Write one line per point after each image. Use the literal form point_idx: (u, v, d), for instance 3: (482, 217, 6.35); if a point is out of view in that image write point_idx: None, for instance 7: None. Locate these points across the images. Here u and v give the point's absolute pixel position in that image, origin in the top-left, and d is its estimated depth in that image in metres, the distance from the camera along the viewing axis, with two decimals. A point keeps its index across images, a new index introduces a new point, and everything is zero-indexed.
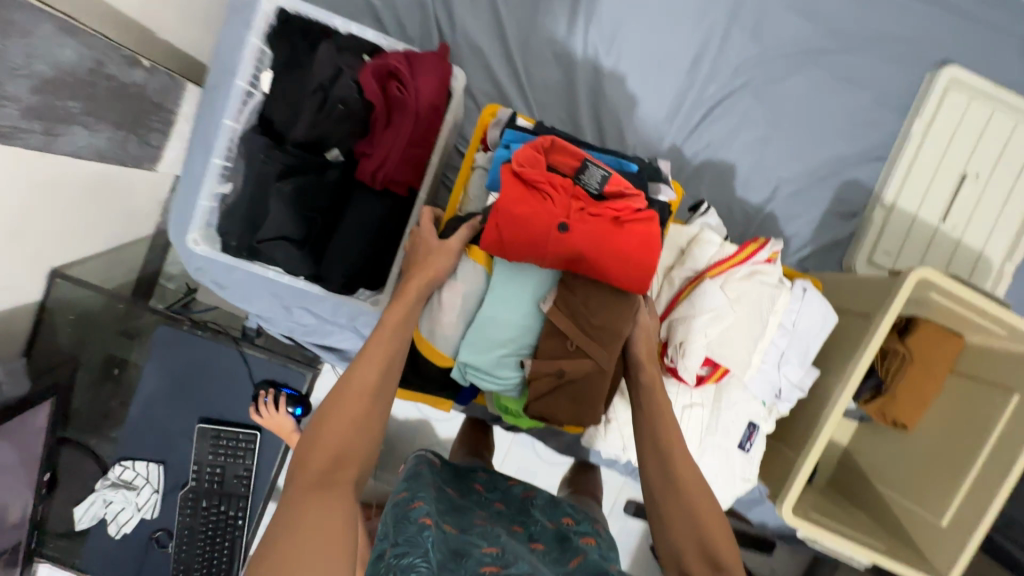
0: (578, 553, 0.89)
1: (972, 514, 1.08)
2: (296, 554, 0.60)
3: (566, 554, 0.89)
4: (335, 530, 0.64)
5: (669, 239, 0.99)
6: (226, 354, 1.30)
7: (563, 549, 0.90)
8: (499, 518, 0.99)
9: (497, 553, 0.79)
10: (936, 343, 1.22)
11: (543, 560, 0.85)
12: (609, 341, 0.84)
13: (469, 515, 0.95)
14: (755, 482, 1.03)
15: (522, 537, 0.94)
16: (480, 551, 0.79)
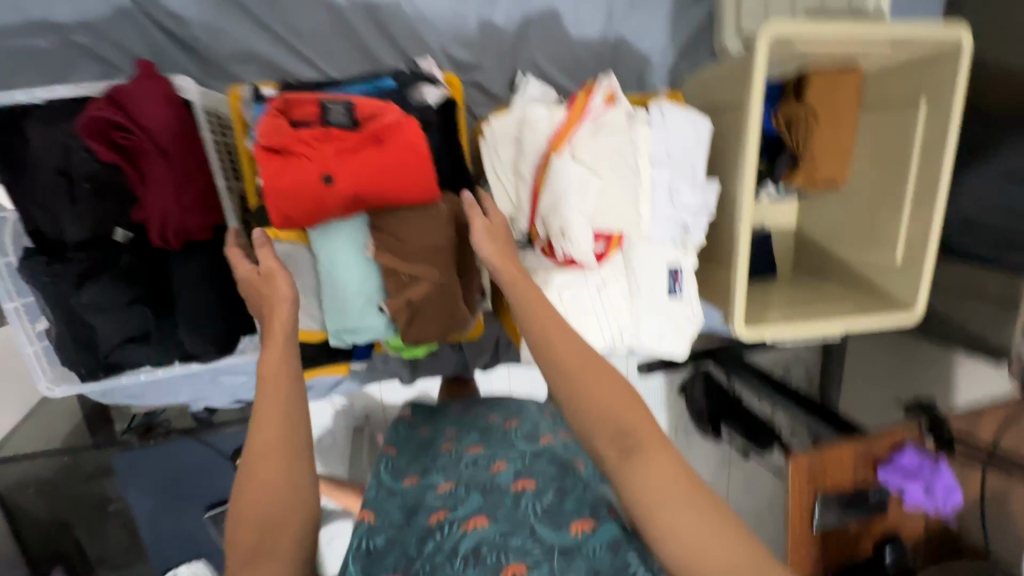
0: (547, 440, 0.94)
1: (919, 239, 1.06)
2: None
3: (534, 443, 0.93)
4: None
5: (497, 136, 0.88)
6: (190, 447, 1.29)
7: (530, 433, 0.95)
8: (468, 428, 1.02)
9: (451, 490, 0.82)
10: (831, 88, 1.13)
11: (510, 454, 0.89)
12: (438, 253, 0.78)
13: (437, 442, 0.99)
14: (700, 317, 1.02)
15: (493, 432, 0.97)
16: (437, 493, 0.82)
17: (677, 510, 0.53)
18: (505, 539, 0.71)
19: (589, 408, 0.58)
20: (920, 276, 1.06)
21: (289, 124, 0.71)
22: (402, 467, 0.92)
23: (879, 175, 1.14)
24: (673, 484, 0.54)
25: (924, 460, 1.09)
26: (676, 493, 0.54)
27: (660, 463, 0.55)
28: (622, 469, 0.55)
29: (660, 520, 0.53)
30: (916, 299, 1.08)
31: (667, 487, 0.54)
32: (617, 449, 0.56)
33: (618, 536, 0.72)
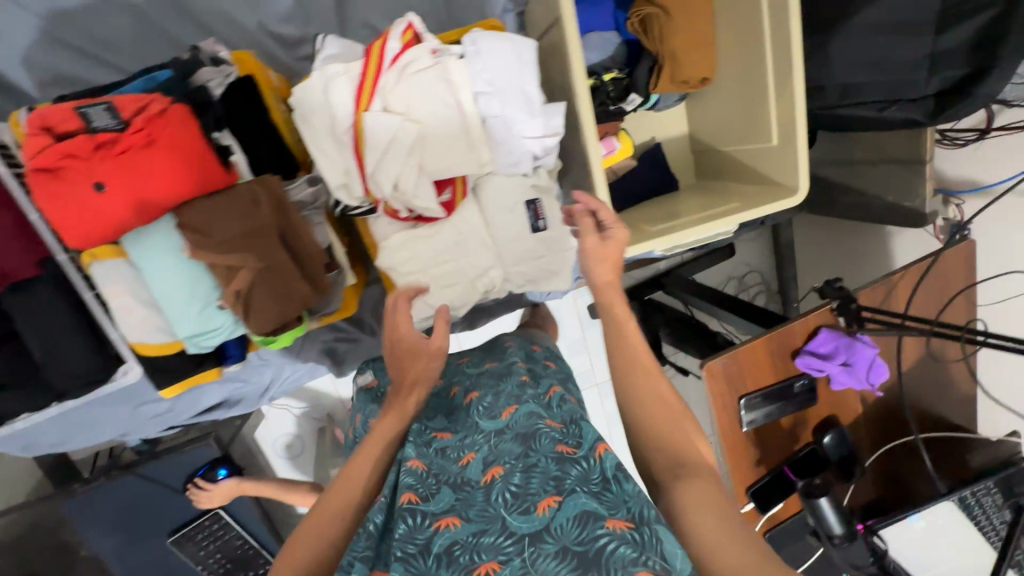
0: (512, 401, 0.75)
1: (787, 116, 1.01)
2: None
3: (501, 411, 0.74)
4: None
5: (301, 105, 0.83)
6: (134, 482, 1.30)
7: (496, 402, 0.76)
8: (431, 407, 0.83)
9: (421, 470, 0.66)
10: None
11: (476, 433, 0.71)
12: (255, 237, 0.74)
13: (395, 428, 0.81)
14: (573, 247, 0.98)
15: (459, 413, 0.79)
16: (400, 474, 0.65)
17: (721, 542, 0.51)
18: (477, 538, 0.56)
19: (658, 435, 0.64)
20: (795, 156, 1.02)
21: (52, 135, 0.67)
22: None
23: (743, 60, 1.08)
24: (712, 506, 0.55)
25: (838, 342, 1.08)
26: (710, 513, 0.54)
27: (703, 486, 0.57)
28: (671, 482, 0.58)
29: (691, 531, 0.54)
30: (798, 180, 1.03)
31: (701, 503, 0.55)
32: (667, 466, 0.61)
33: (604, 516, 0.54)
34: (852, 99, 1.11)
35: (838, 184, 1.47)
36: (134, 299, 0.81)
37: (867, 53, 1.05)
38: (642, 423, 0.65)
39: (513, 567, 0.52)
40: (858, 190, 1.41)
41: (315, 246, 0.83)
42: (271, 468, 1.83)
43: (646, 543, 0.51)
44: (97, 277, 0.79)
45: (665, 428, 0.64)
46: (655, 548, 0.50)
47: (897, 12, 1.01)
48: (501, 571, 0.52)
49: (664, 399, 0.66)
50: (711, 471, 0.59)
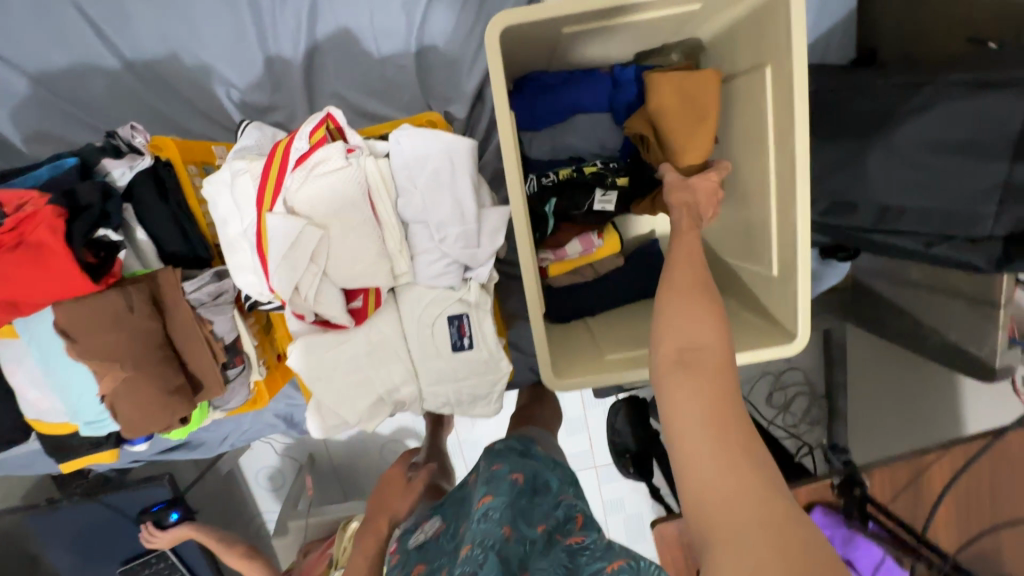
0: (547, 520, 0.77)
1: (789, 244, 0.81)
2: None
3: (535, 523, 0.76)
4: None
5: (211, 197, 0.78)
6: (92, 509, 1.34)
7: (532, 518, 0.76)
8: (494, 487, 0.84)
9: (470, 551, 0.68)
10: (693, 94, 0.85)
11: (520, 520, 0.74)
12: (123, 342, 0.70)
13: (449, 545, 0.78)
14: (505, 370, 0.85)
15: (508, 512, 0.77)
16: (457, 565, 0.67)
17: (703, 463, 0.50)
18: None
19: (678, 327, 0.59)
20: (796, 295, 0.81)
21: None
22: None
23: (748, 166, 0.89)
24: (709, 412, 0.53)
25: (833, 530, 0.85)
26: (701, 421, 0.52)
27: (700, 385, 0.54)
28: (669, 379, 0.56)
29: (684, 440, 0.52)
30: (797, 324, 0.82)
31: (687, 411, 0.53)
32: (674, 361, 0.57)
33: (605, 566, 0.65)
34: (891, 225, 0.87)
35: (890, 301, 1.20)
36: (24, 378, 0.79)
37: (913, 173, 0.82)
38: (658, 330, 0.60)
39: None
40: (913, 315, 1.14)
41: (202, 343, 0.78)
42: (251, 497, 1.85)
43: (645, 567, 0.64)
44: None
45: (689, 324, 0.59)
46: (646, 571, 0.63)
47: (955, 127, 0.78)
48: None
49: (705, 298, 0.60)
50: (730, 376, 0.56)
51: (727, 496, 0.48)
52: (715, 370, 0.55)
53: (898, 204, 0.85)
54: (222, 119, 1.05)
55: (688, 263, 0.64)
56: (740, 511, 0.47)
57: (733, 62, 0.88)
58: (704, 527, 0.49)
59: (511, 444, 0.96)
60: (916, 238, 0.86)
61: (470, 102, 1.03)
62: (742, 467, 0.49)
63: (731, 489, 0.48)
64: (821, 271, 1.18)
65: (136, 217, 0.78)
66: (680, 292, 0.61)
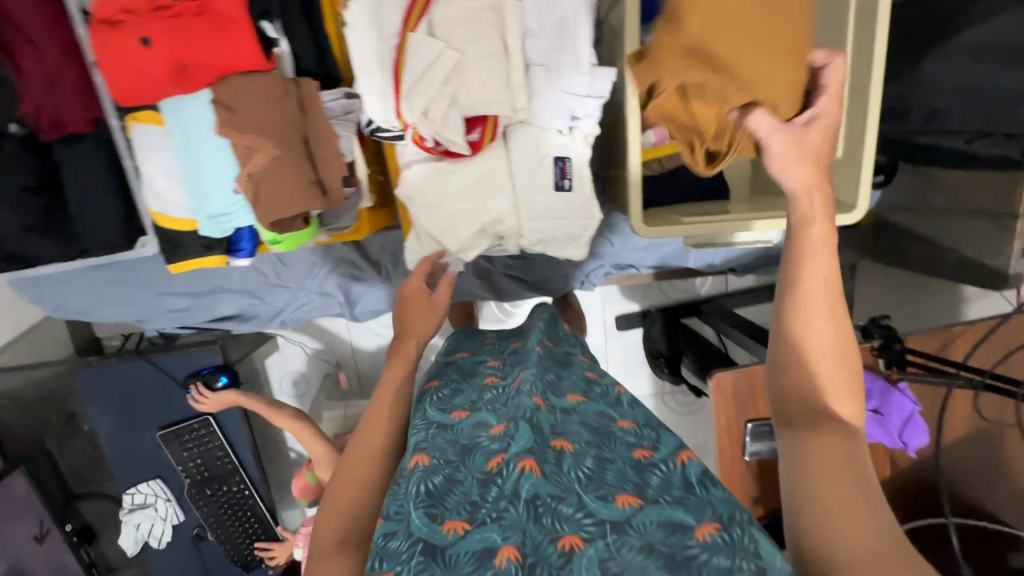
0: (579, 392, 0.74)
1: (858, 125, 0.92)
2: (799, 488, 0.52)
3: (565, 392, 0.73)
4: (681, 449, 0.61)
5: (353, 17, 0.85)
6: (141, 369, 1.37)
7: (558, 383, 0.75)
8: (510, 362, 0.85)
9: (503, 429, 0.64)
10: None
11: (548, 391, 0.71)
12: (279, 125, 0.77)
13: (477, 377, 0.82)
14: (598, 215, 0.94)
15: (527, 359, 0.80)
16: (485, 437, 0.64)
17: (856, 517, 0.48)
18: (557, 502, 0.55)
19: (805, 372, 0.57)
20: (859, 170, 0.93)
21: None
22: (441, 401, 0.76)
23: None
24: (846, 475, 0.51)
25: (872, 384, 0.96)
26: (841, 487, 0.51)
27: (832, 447, 0.53)
28: (799, 441, 0.55)
29: (832, 504, 0.50)
30: (858, 197, 0.94)
31: (823, 463, 0.52)
32: (801, 413, 0.57)
33: (693, 525, 0.53)
34: (938, 125, 0.99)
35: (912, 230, 1.33)
36: (157, 168, 0.84)
37: (965, 77, 0.95)
38: (792, 363, 0.58)
39: (596, 548, 0.51)
40: (933, 239, 1.28)
41: (334, 152, 0.84)
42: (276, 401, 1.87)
43: (738, 543, 0.51)
44: (136, 139, 0.83)
45: (826, 382, 0.57)
46: (747, 548, 0.50)
47: (1005, 36, 0.91)
48: (583, 548, 0.51)
49: (840, 337, 0.58)
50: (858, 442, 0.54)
51: (865, 552, 0.46)
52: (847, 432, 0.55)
53: (946, 105, 0.97)
54: None
55: (823, 298, 0.57)
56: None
57: None
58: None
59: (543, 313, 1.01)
60: (959, 136, 0.99)
61: None
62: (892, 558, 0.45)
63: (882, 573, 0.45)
64: None
65: (284, 29, 0.84)
66: (800, 329, 0.57)
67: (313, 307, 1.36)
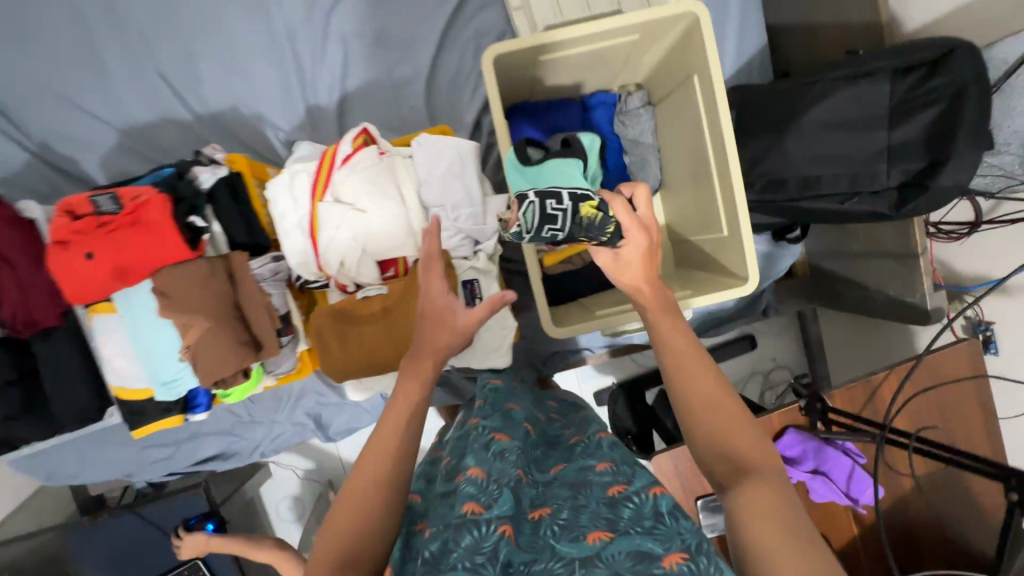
0: (562, 463, 0.83)
1: (732, 207, 1.02)
2: (777, 553, 0.51)
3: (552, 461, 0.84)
4: (763, 509, 0.55)
5: (273, 195, 0.99)
6: (130, 523, 1.42)
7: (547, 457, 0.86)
8: (489, 413, 0.89)
9: (482, 481, 0.71)
10: None
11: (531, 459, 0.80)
12: (210, 302, 0.88)
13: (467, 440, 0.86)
14: (513, 325, 1.03)
15: (511, 421, 0.87)
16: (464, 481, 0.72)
17: (790, 563, 0.50)
18: (529, 565, 0.62)
19: (716, 440, 0.63)
20: (742, 244, 1.01)
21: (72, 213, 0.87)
22: (447, 476, 0.81)
23: (695, 156, 1.12)
24: (769, 505, 0.55)
25: (805, 445, 0.98)
26: (764, 507, 0.55)
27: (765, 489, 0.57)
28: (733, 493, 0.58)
29: (755, 536, 0.53)
30: (747, 269, 1.01)
31: (764, 521, 0.54)
32: (728, 472, 0.61)
33: (659, 555, 0.59)
34: (813, 191, 1.09)
35: (841, 275, 1.39)
36: (113, 349, 0.95)
37: (822, 147, 1.05)
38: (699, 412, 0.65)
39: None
40: (860, 282, 1.33)
41: (263, 309, 0.95)
42: (273, 530, 1.87)
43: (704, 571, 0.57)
44: (95, 327, 0.95)
45: (736, 443, 0.62)
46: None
47: (844, 110, 1.02)
48: None
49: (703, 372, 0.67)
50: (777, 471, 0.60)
51: None
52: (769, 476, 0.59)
53: (815, 173, 1.07)
54: (270, 153, 1.30)
55: (696, 360, 0.69)
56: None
57: (671, 81, 1.14)
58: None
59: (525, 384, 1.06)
60: (832, 197, 1.07)
61: (470, 129, 1.30)
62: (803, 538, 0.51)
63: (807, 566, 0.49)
64: (776, 252, 1.38)
65: (214, 215, 0.99)
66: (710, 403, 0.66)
67: (288, 436, 1.43)
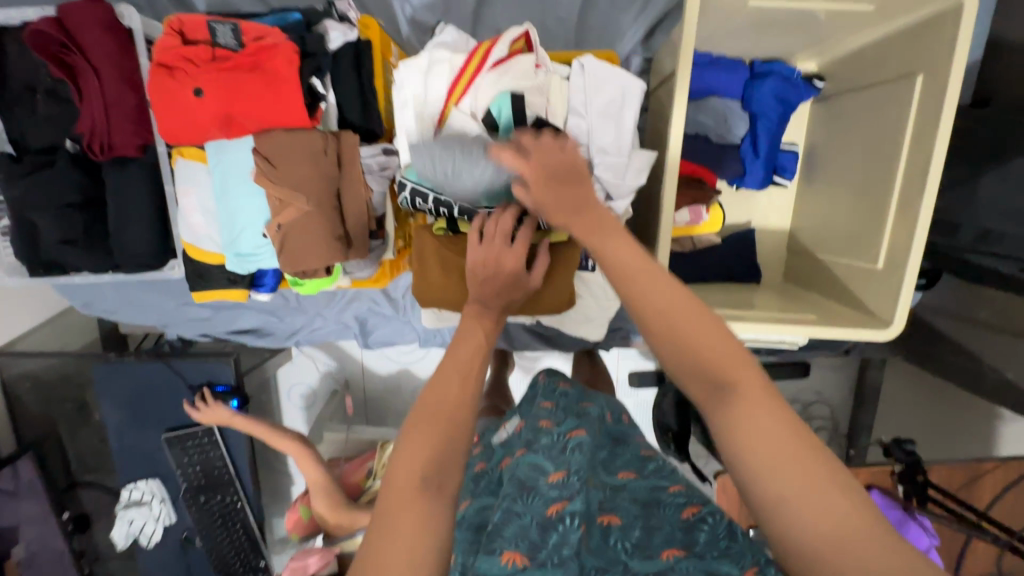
0: (631, 469, 0.80)
1: (902, 243, 0.89)
2: (787, 493, 0.43)
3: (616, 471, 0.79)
4: (766, 429, 0.44)
5: (400, 80, 0.86)
6: (157, 371, 1.40)
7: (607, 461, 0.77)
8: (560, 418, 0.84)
9: (563, 478, 0.67)
10: None
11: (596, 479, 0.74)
12: (313, 185, 0.78)
13: (535, 420, 0.83)
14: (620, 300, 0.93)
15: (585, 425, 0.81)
16: (544, 481, 0.67)
17: (810, 501, 0.42)
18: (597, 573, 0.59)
19: (681, 348, 0.47)
20: (899, 286, 0.88)
21: (188, 36, 0.76)
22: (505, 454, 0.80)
23: (874, 167, 0.96)
24: (771, 435, 0.44)
25: (889, 512, 0.90)
26: (784, 458, 0.43)
27: (754, 413, 0.45)
28: (718, 411, 0.46)
29: (766, 478, 0.44)
30: (893, 314, 0.89)
31: (770, 444, 0.44)
32: (704, 388, 0.47)
33: None
34: (991, 246, 0.94)
35: (950, 338, 1.27)
36: (193, 202, 0.86)
37: None
38: (664, 347, 0.48)
39: None
40: (973, 352, 1.21)
41: (364, 207, 0.85)
42: (281, 412, 1.87)
43: None
44: (179, 172, 0.86)
45: (698, 343, 0.47)
46: None
47: None
48: None
49: (656, 273, 0.48)
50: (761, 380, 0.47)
51: (842, 537, 0.41)
52: (750, 387, 0.46)
53: (1002, 228, 0.93)
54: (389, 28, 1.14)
55: (660, 271, 0.49)
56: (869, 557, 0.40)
57: (877, 72, 0.96)
58: (806, 573, 0.42)
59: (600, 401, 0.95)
60: (1010, 262, 0.92)
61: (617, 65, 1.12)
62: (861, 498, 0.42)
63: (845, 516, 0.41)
64: None
65: (331, 85, 0.86)
66: (667, 317, 0.48)
67: (327, 335, 1.37)
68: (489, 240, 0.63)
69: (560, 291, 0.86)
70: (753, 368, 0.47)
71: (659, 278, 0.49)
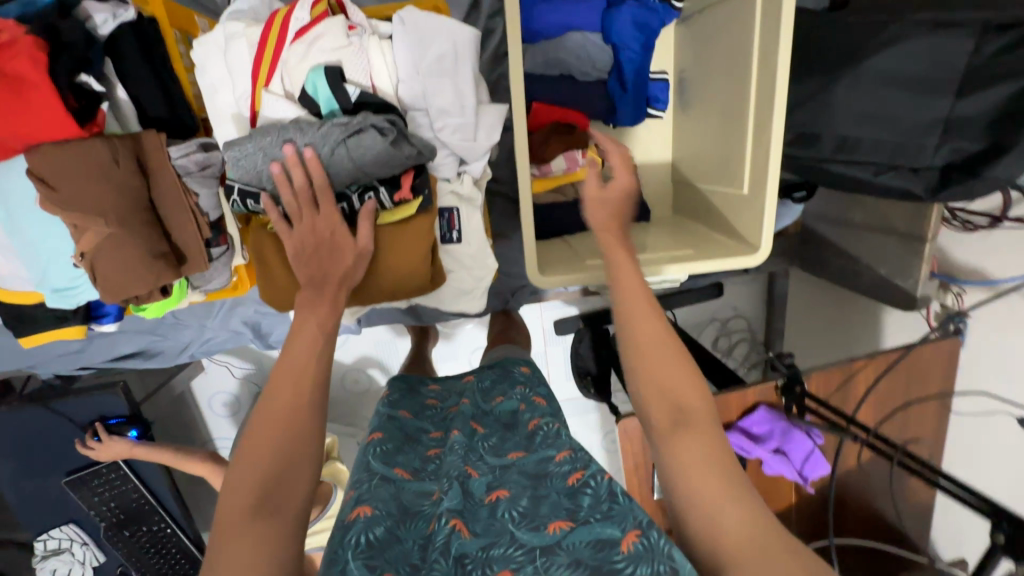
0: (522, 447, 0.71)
1: (760, 165, 0.88)
2: (708, 501, 0.53)
3: (506, 450, 0.71)
4: (709, 449, 0.56)
5: (201, 63, 0.75)
6: (38, 415, 1.29)
7: (499, 443, 0.73)
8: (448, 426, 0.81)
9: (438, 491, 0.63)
10: None
11: (481, 457, 0.68)
12: (105, 202, 0.68)
13: (418, 446, 0.75)
14: (496, 267, 0.90)
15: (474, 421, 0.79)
16: (429, 503, 0.62)
17: (727, 514, 0.52)
18: (487, 552, 0.54)
19: (654, 381, 0.62)
20: (763, 209, 0.89)
21: None
22: (384, 454, 0.70)
23: (733, 88, 0.94)
24: (704, 455, 0.56)
25: (774, 424, 0.96)
26: (711, 473, 0.55)
27: (700, 440, 0.57)
28: (669, 434, 0.58)
29: (691, 484, 0.55)
30: (760, 238, 0.90)
31: (699, 462, 0.56)
32: (667, 414, 0.60)
33: (618, 538, 0.53)
34: (848, 154, 0.96)
35: (834, 243, 1.33)
36: None
37: (874, 105, 0.91)
38: (639, 380, 0.63)
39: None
40: (852, 253, 1.27)
41: (187, 214, 0.76)
42: (205, 424, 1.79)
43: (656, 547, 0.52)
44: None
45: (664, 384, 0.61)
46: (664, 551, 0.51)
47: (912, 62, 0.87)
48: None
49: (647, 313, 0.66)
50: (712, 417, 0.60)
51: (749, 550, 0.50)
52: (703, 424, 0.59)
53: (856, 134, 0.94)
54: None
55: (648, 314, 0.66)
56: (766, 563, 0.48)
57: None
58: (710, 567, 0.51)
59: (488, 374, 0.95)
60: (865, 167, 0.95)
61: (466, 7, 1.02)
62: (765, 516, 0.52)
63: (748, 528, 0.51)
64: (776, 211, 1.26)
65: (117, 77, 0.74)
66: (653, 355, 0.63)
67: (219, 345, 1.28)
68: (297, 216, 0.68)
69: (424, 269, 0.81)
70: (711, 414, 0.60)
71: (646, 324, 0.65)
